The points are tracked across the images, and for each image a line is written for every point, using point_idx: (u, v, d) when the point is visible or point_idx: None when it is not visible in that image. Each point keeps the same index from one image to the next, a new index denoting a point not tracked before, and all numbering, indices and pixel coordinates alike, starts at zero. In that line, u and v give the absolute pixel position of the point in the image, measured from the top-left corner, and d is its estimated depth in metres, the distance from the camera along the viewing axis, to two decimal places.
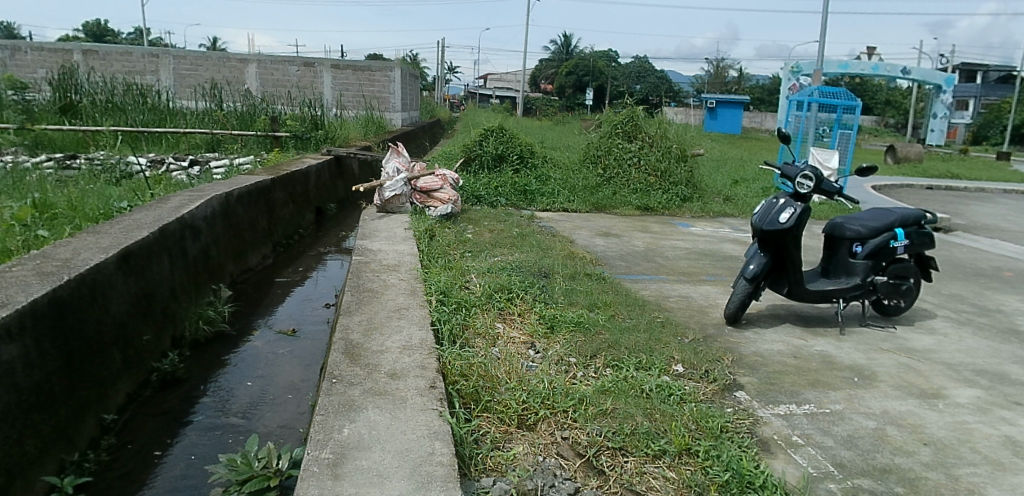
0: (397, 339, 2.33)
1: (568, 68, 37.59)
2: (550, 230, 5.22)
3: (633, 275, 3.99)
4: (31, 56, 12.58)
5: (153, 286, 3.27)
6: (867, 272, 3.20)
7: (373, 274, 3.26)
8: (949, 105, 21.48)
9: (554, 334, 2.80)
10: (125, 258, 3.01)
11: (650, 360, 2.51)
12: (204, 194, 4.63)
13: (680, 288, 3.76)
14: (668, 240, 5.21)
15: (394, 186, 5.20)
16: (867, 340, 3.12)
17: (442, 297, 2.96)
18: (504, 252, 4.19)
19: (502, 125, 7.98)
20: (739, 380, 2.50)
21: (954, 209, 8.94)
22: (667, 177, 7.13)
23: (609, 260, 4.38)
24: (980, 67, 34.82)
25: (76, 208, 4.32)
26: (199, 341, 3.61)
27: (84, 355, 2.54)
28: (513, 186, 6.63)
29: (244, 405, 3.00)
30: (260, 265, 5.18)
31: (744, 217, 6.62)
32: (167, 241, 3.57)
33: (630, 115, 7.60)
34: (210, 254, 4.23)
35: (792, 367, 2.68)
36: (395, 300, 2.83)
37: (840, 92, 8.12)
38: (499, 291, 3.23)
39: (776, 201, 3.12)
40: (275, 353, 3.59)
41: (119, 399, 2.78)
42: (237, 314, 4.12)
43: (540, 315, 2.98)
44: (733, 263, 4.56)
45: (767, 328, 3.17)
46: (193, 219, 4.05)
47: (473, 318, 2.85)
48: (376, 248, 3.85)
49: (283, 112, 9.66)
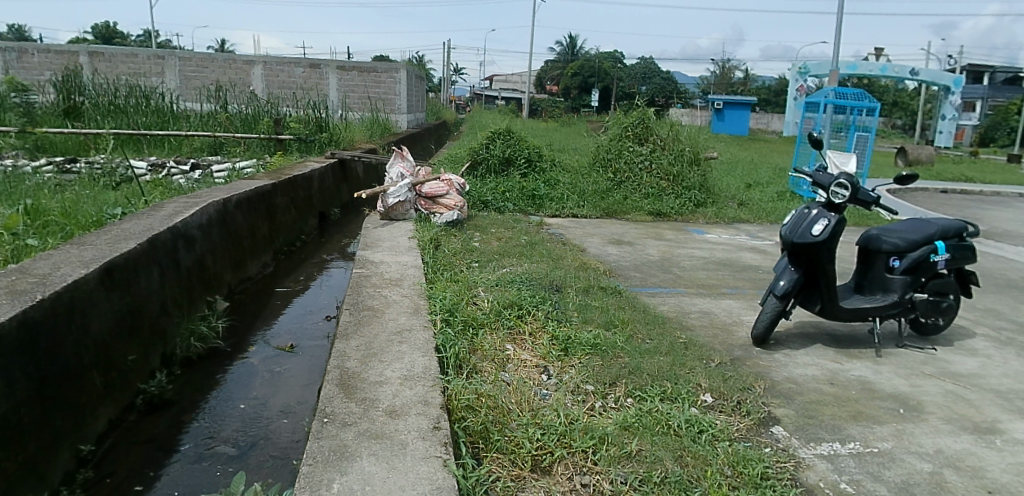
0: (399, 367, 2.12)
1: (575, 70, 37.77)
2: (560, 238, 4.99)
3: (650, 287, 3.76)
4: (39, 58, 12.42)
5: (141, 302, 3.06)
6: (905, 288, 2.95)
7: (375, 289, 3.04)
8: (959, 106, 21.14)
9: (569, 357, 2.58)
10: (109, 273, 2.81)
11: (675, 389, 2.29)
12: (201, 200, 4.43)
13: (700, 302, 3.53)
14: (684, 248, 4.98)
15: (397, 192, 4.96)
16: (907, 363, 2.88)
17: (448, 316, 2.74)
18: (513, 263, 3.98)
19: (509, 128, 7.75)
20: (774, 412, 2.28)
21: (973, 214, 8.67)
22: (681, 181, 6.88)
23: (624, 270, 4.15)
24: (987, 68, 34.37)
25: (69, 216, 4.12)
26: (191, 359, 3.41)
27: (59, 382, 2.34)
28: (520, 191, 6.41)
29: (237, 430, 2.80)
30: (259, 274, 4.98)
31: (760, 223, 6.38)
32: (158, 252, 3.36)
33: (642, 117, 7.37)
34: (205, 264, 4.02)
35: (830, 396, 2.46)
36: (397, 319, 2.62)
37: (857, 93, 7.84)
38: (509, 307, 3.02)
39: (809, 211, 2.89)
40: (272, 371, 3.39)
41: (99, 426, 2.57)
42: (233, 328, 3.91)
43: (553, 336, 2.76)
44: (755, 274, 4.32)
45: (797, 349, 2.94)
46: (187, 227, 3.84)
47: (480, 340, 2.63)
48: (378, 259, 3.64)
49: (288, 113, 9.47)
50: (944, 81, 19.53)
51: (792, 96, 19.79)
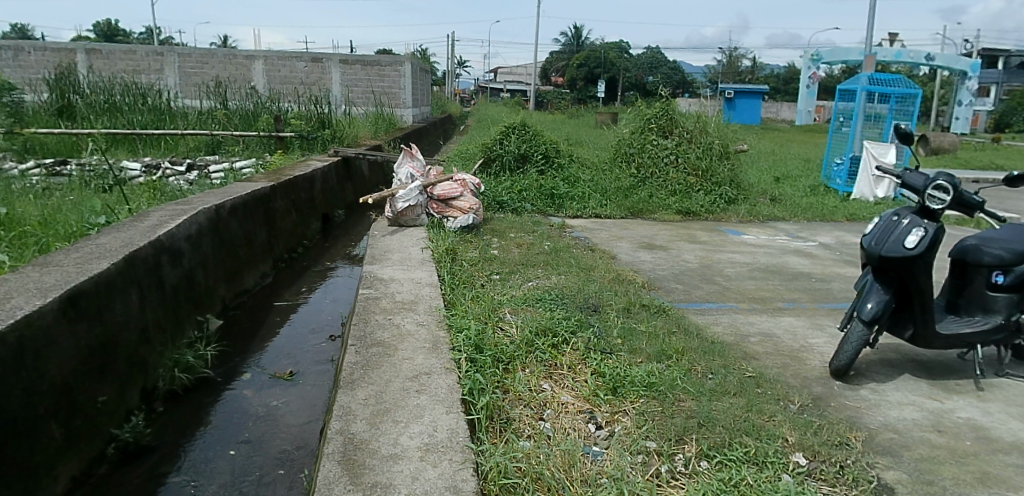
0: (417, 432, 1.69)
1: (580, 60, 36.31)
2: (586, 243, 4.55)
3: (696, 303, 3.31)
4: (35, 56, 12.06)
5: (114, 332, 2.63)
6: (1012, 308, 2.49)
7: (385, 316, 2.61)
8: (976, 92, 20.45)
9: (621, 402, 2.14)
10: (73, 301, 2.37)
11: (761, 449, 1.84)
12: (191, 207, 3.99)
13: (757, 321, 3.08)
14: (723, 253, 4.51)
15: (408, 196, 4.52)
16: (1017, 398, 2.41)
17: (473, 351, 2.30)
18: (539, 274, 3.54)
19: (524, 121, 7.29)
20: (883, 477, 1.83)
21: (1015, 205, 8.15)
22: (709, 176, 6.40)
23: (663, 281, 3.69)
24: (1002, 52, 33.53)
25: (47, 226, 3.70)
26: (175, 393, 2.97)
27: (3, 444, 1.91)
28: (539, 190, 5.96)
29: (225, 485, 2.38)
30: (258, 286, 4.55)
31: (797, 221, 5.91)
32: (136, 271, 2.92)
33: (666, 107, 6.88)
34: (194, 279, 3.59)
35: (943, 450, 2.01)
36: (411, 358, 2.17)
37: (896, 81, 7.18)
38: (542, 334, 2.58)
39: (898, 219, 2.43)
40: (267, 406, 2.95)
41: (58, 488, 2.15)
42: (224, 352, 3.47)
43: (599, 372, 2.32)
44: (810, 283, 3.86)
45: (883, 382, 2.49)
46: (173, 240, 3.40)
47: (512, 382, 2.20)
48: (388, 277, 3.20)
49: (289, 109, 9.03)
50: (962, 66, 18.72)
51: (805, 84, 19.20)
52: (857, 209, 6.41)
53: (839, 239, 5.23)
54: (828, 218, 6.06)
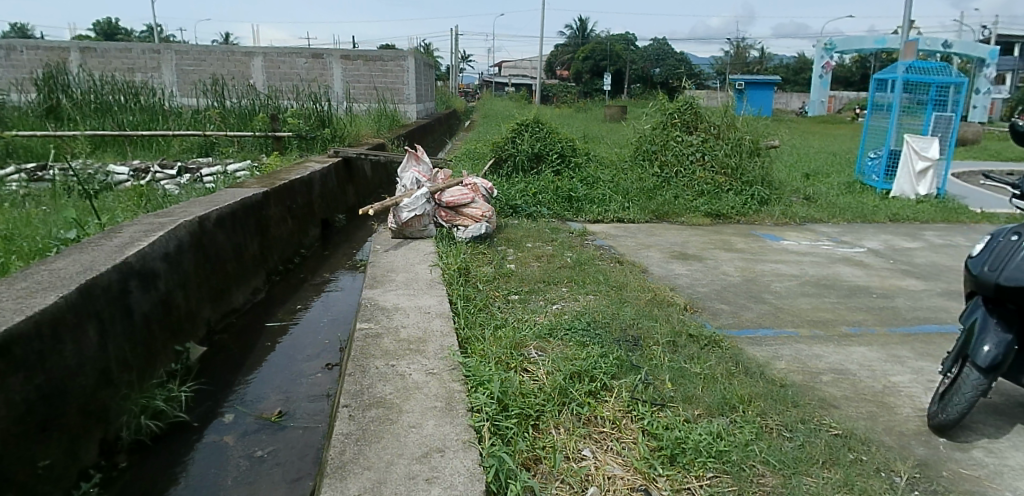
0: None
1: (585, 53, 35.80)
2: (611, 253, 4.10)
3: (748, 329, 2.84)
4: (28, 55, 11.68)
5: (66, 379, 2.19)
6: None
7: (387, 361, 2.17)
8: (995, 81, 19.73)
9: (682, 478, 1.69)
10: (5, 350, 1.92)
11: None
12: (170, 220, 3.55)
13: (825, 353, 2.61)
14: (764, 263, 4.05)
15: (413, 205, 4.05)
16: None
17: (497, 412, 1.86)
18: (564, 295, 3.09)
19: (537, 117, 6.83)
20: None
21: None
22: (739, 175, 5.93)
23: (706, 301, 3.23)
24: (1018, 39, 32.61)
25: (8, 242, 3.25)
26: (143, 443, 2.54)
27: None
28: (555, 193, 5.51)
29: None
30: (248, 304, 4.11)
31: (837, 223, 5.44)
32: (97, 301, 2.47)
33: (690, 101, 6.40)
34: (172, 303, 3.14)
35: None
36: (419, 427, 1.74)
37: (935, 67, 6.64)
38: (576, 379, 2.13)
39: (1018, 240, 1.97)
40: (253, 457, 2.53)
41: None
42: (204, 389, 3.03)
43: (650, 433, 1.87)
44: (872, 300, 3.39)
45: (996, 439, 2.04)
46: (146, 261, 2.95)
47: (546, 451, 1.76)
48: (391, 305, 2.77)
49: (289, 106, 8.56)
50: (980, 53, 18.04)
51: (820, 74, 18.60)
52: (899, 208, 5.91)
53: (887, 244, 4.74)
54: (869, 218, 5.57)
